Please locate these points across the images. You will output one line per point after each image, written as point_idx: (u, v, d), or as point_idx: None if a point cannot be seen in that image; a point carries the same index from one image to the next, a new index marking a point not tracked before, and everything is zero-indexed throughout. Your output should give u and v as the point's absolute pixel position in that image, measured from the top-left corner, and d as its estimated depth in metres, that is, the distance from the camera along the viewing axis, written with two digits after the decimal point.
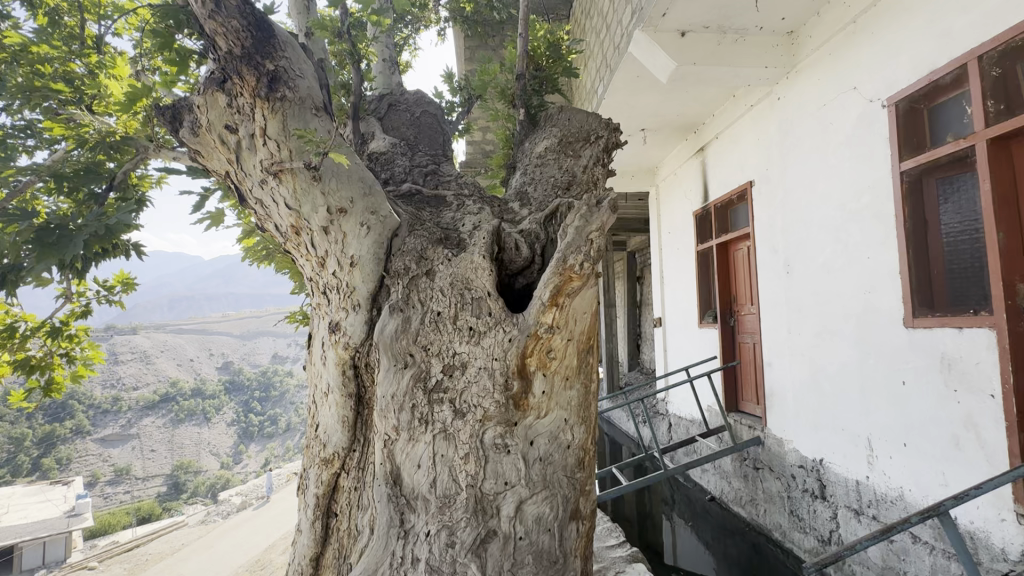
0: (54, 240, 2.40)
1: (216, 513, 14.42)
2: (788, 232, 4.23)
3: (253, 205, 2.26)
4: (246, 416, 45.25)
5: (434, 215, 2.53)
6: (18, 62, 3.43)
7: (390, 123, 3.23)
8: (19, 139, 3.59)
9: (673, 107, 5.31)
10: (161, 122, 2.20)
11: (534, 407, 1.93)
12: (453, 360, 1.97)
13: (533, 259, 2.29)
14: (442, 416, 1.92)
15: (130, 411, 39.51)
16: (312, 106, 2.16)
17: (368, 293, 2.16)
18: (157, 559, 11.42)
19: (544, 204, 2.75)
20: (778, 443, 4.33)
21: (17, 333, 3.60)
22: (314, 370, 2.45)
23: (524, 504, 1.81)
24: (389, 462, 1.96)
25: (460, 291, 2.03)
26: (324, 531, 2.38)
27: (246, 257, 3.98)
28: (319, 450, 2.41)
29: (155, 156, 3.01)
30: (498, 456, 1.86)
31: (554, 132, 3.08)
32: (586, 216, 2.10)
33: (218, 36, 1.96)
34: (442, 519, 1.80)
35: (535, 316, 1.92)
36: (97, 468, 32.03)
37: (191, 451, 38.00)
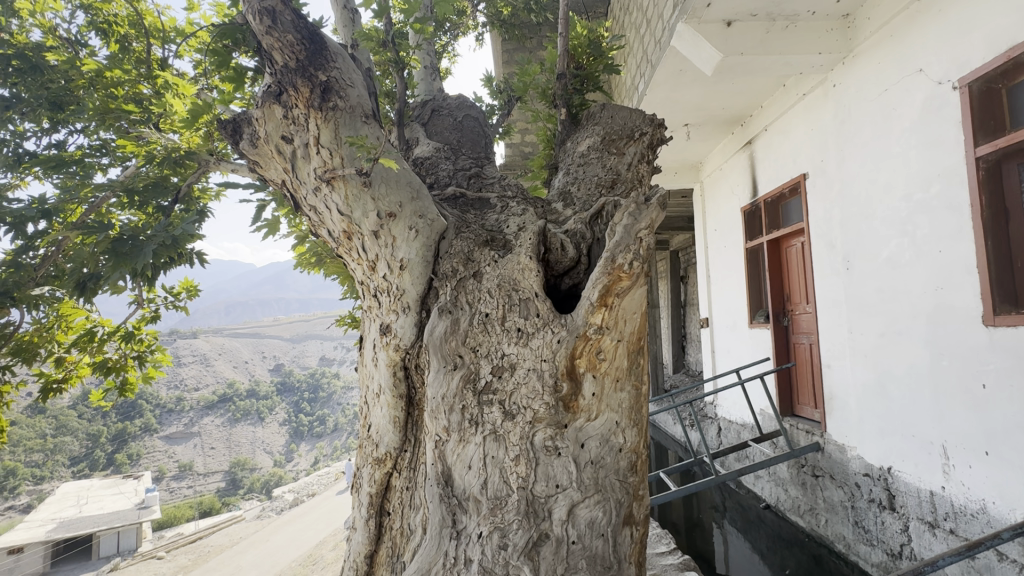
0: (128, 250, 2.61)
1: (271, 508, 15.08)
2: (847, 226, 4.00)
3: (307, 212, 2.34)
4: (297, 416, 47.12)
5: (479, 217, 2.55)
6: (95, 87, 3.72)
7: (434, 128, 3.27)
8: (95, 157, 3.90)
9: (718, 100, 5.14)
10: (223, 136, 2.30)
11: (584, 409, 1.91)
12: (502, 362, 1.97)
13: (580, 260, 2.28)
14: (492, 417, 1.91)
15: (192, 410, 41.97)
16: (362, 114, 2.22)
17: (417, 295, 2.20)
18: (218, 551, 12.06)
19: (588, 204, 2.72)
20: (840, 449, 4.09)
21: (96, 336, 3.89)
22: (366, 372, 2.51)
23: (577, 508, 1.78)
24: (440, 462, 1.96)
25: (508, 293, 2.04)
26: (377, 529, 2.43)
27: (299, 264, 4.15)
28: (372, 449, 2.46)
29: (216, 169, 3.16)
30: (549, 458, 1.84)
31: (597, 131, 3.04)
32: (634, 214, 2.06)
33: (275, 50, 2.06)
34: (493, 520, 1.78)
35: (584, 316, 1.91)
36: (164, 464, 34.22)
37: (247, 448, 39.93)
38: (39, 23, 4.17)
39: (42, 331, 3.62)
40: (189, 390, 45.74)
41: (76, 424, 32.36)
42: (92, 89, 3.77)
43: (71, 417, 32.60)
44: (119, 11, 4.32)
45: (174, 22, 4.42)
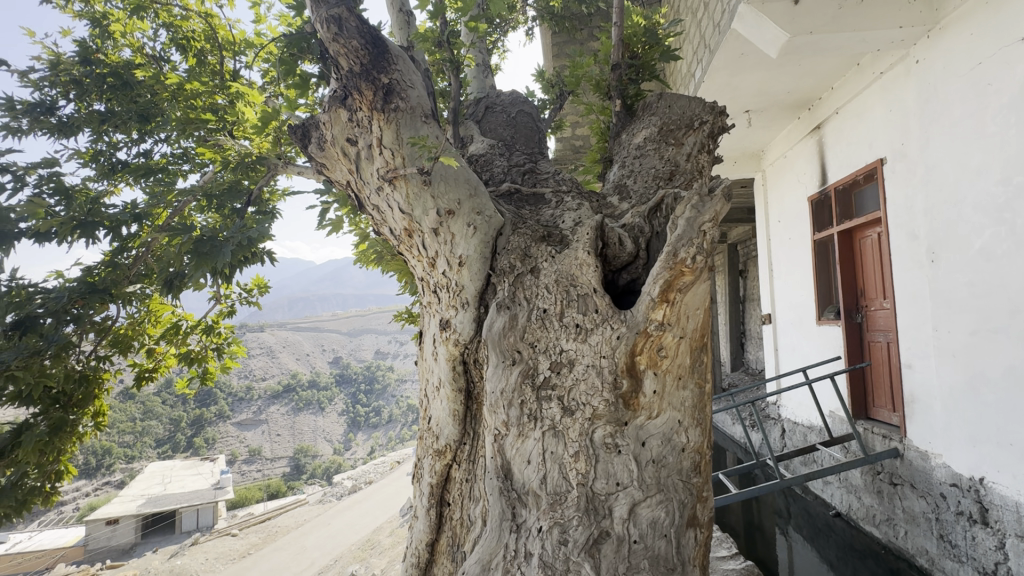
0: (208, 250, 2.86)
1: (332, 493, 15.85)
2: (931, 215, 3.68)
3: (370, 211, 2.41)
4: (354, 406, 49.20)
5: (534, 213, 2.55)
6: (177, 99, 4.05)
7: (488, 125, 3.29)
8: (178, 163, 4.24)
9: (784, 84, 4.85)
10: (294, 140, 2.42)
11: (644, 407, 1.88)
12: (560, 358, 1.96)
13: (638, 255, 2.24)
14: (551, 413, 1.91)
15: (260, 399, 44.82)
16: (422, 114, 2.28)
17: (475, 291, 2.23)
18: (284, 531, 12.83)
19: (645, 197, 2.66)
20: (922, 457, 3.78)
21: (180, 329, 4.29)
22: (426, 365, 2.58)
23: (638, 507, 1.76)
24: (500, 456, 1.98)
25: (565, 288, 2.03)
26: (438, 519, 2.50)
27: (360, 261, 4.31)
28: (432, 441, 2.52)
29: (283, 171, 3.38)
30: (609, 455, 1.82)
31: (654, 121, 2.96)
32: (697, 206, 1.99)
33: (341, 56, 2.16)
34: (553, 516, 1.78)
35: (644, 312, 1.87)
36: (235, 448, 36.80)
37: (309, 436, 42.15)
38: (129, 43, 4.57)
39: (136, 325, 3.99)
40: (257, 380, 48.89)
41: (160, 409, 35.38)
42: (175, 101, 4.08)
43: (157, 403, 35.71)
44: (195, 27, 4.65)
45: (243, 34, 4.72)
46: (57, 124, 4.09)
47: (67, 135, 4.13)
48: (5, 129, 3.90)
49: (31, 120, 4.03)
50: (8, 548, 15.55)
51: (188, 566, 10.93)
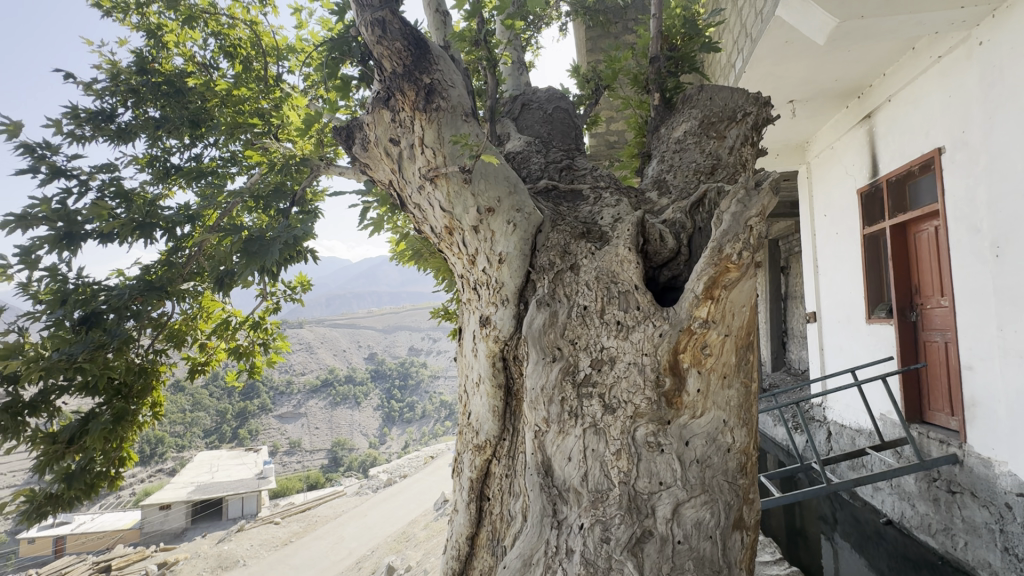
0: (257, 249, 3.01)
1: (368, 486, 16.25)
2: (995, 207, 3.45)
3: (412, 210, 2.46)
4: (388, 401, 50.25)
5: (572, 209, 2.54)
6: (226, 104, 4.24)
7: (525, 122, 3.28)
8: (226, 166, 4.44)
9: (831, 72, 4.65)
10: (338, 141, 2.49)
11: (688, 405, 1.85)
12: (601, 355, 1.95)
13: (679, 251, 2.21)
14: (592, 411, 1.90)
15: (300, 393, 46.38)
16: (462, 113, 2.31)
17: (515, 288, 2.24)
18: (323, 521, 13.24)
19: (685, 192, 2.62)
20: (984, 464, 3.56)
21: (230, 325, 4.51)
22: (465, 362, 2.62)
23: (682, 507, 1.73)
24: (540, 452, 1.99)
25: (606, 285, 2.02)
26: (478, 513, 2.53)
27: (398, 259, 4.41)
28: (472, 436, 2.55)
29: (325, 172, 3.50)
30: (651, 454, 1.80)
31: (695, 114, 2.89)
32: (743, 201, 1.93)
33: (385, 58, 2.20)
34: (595, 513, 1.77)
35: (688, 310, 1.84)
36: (277, 440, 38.24)
37: (346, 430, 43.34)
38: (182, 52, 4.81)
39: (189, 320, 4.20)
40: (297, 375, 50.60)
41: (208, 401, 37.16)
42: (224, 106, 4.26)
43: (205, 395, 37.48)
44: (241, 35, 4.85)
45: (285, 40, 4.90)
46: (116, 131, 4.33)
47: (126, 141, 4.38)
48: (71, 137, 4.17)
49: (94, 128, 4.29)
50: (72, 528, 16.65)
51: (234, 551, 11.43)
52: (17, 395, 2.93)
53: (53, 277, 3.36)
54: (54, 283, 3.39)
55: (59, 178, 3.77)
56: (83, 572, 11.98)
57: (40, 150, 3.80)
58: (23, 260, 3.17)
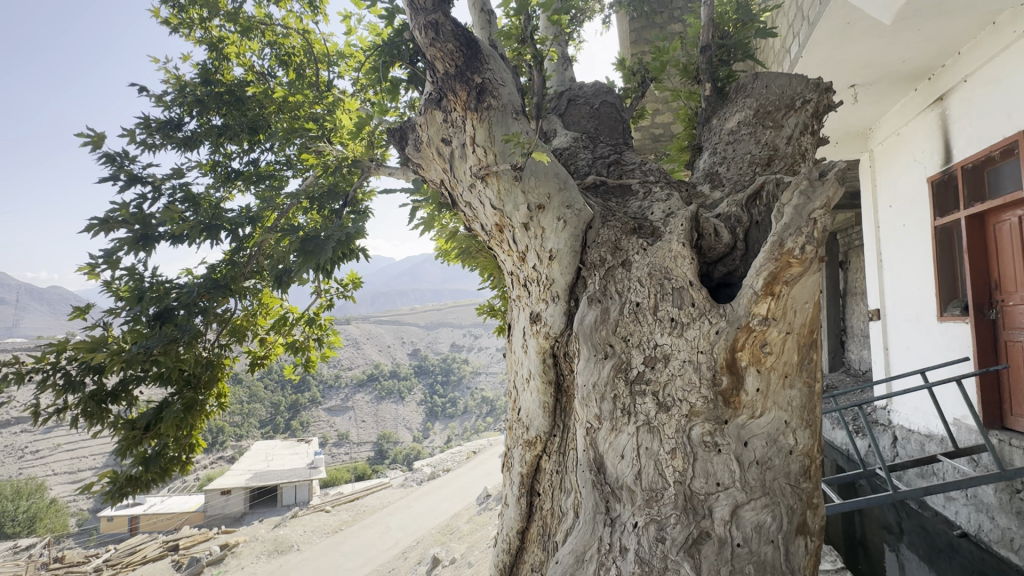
0: (313, 248, 3.16)
1: (413, 479, 16.65)
2: None
3: (462, 208, 2.50)
4: (431, 396, 51.28)
5: (621, 205, 2.50)
6: (283, 111, 4.47)
7: (571, 118, 3.25)
8: (283, 169, 4.66)
9: (899, 53, 4.35)
10: (392, 142, 2.57)
11: (746, 405, 1.79)
12: (655, 352, 1.92)
13: (735, 245, 2.15)
14: (646, 409, 1.88)
15: (347, 387, 48.09)
16: (513, 111, 2.33)
17: (566, 285, 2.24)
18: (371, 510, 13.71)
19: (740, 184, 2.54)
20: None
21: (287, 321, 4.78)
22: (515, 358, 2.64)
23: (741, 509, 1.68)
24: (592, 449, 1.98)
25: (659, 281, 1.98)
26: (528, 508, 2.55)
27: (441, 255, 4.57)
28: (522, 432, 2.57)
29: (375, 172, 3.64)
30: (708, 454, 1.76)
31: (749, 104, 2.78)
32: (807, 192, 1.85)
33: (438, 60, 2.25)
34: (649, 512, 1.75)
35: (747, 306, 1.78)
36: (326, 432, 39.84)
37: (391, 423, 44.60)
38: (241, 62, 5.07)
39: (251, 316, 4.44)
40: (344, 370, 52.49)
41: (263, 393, 39.17)
42: (281, 113, 4.49)
43: (260, 387, 39.53)
44: (295, 43, 5.07)
45: (335, 45, 5.09)
46: (183, 139, 4.63)
47: (192, 148, 4.67)
48: (144, 145, 4.49)
49: (163, 137, 4.60)
50: (146, 509, 18.02)
51: (289, 536, 12.03)
52: (101, 384, 3.19)
53: (131, 276, 3.65)
54: (132, 282, 3.68)
55: (135, 185, 4.07)
56: (155, 549, 12.97)
57: (119, 159, 4.12)
58: (106, 260, 3.46)
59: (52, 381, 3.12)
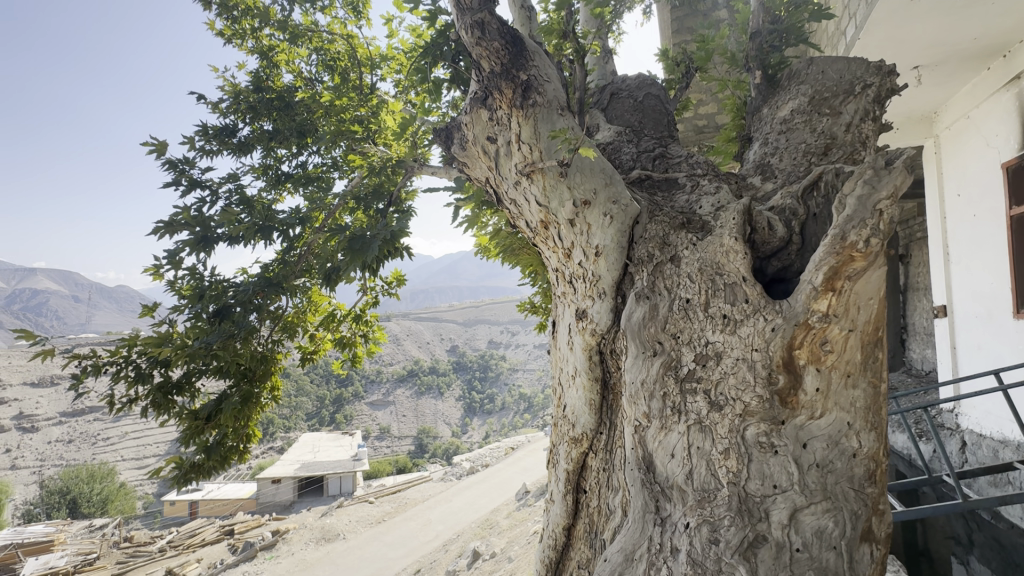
0: (360, 247, 3.26)
1: (453, 472, 16.92)
2: None
3: (507, 205, 2.51)
4: (469, 392, 51.90)
5: (667, 199, 2.46)
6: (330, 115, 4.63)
7: (614, 112, 3.20)
8: (329, 171, 4.82)
9: (969, 31, 4.04)
10: (438, 142, 2.62)
11: (804, 405, 1.73)
12: (706, 350, 1.87)
13: (791, 239, 2.07)
14: (697, 407, 1.83)
15: (389, 382, 49.35)
16: (558, 107, 2.32)
17: (612, 281, 2.22)
18: (413, 502, 14.05)
19: (794, 175, 2.44)
20: None
21: (335, 317, 4.94)
22: (560, 355, 2.64)
23: (800, 514, 1.62)
24: (641, 447, 1.96)
25: (710, 277, 1.93)
26: (574, 505, 2.55)
27: (481, 253, 4.70)
28: (567, 429, 2.57)
29: (418, 172, 3.73)
30: (764, 455, 1.70)
31: (804, 91, 2.66)
32: (871, 182, 1.75)
33: (484, 58, 2.27)
34: (701, 513, 1.71)
35: (805, 302, 1.71)
36: (369, 426, 41.06)
37: (431, 418, 45.47)
38: (290, 69, 5.27)
39: (301, 313, 4.62)
40: (386, 365, 53.89)
41: (310, 387, 40.79)
42: (328, 116, 4.65)
43: (307, 381, 41.18)
44: (340, 48, 5.21)
45: (378, 49, 5.20)
46: (237, 144, 4.87)
47: (246, 153, 4.90)
48: (202, 152, 4.75)
49: (220, 143, 4.85)
50: (204, 494, 19.14)
51: (335, 525, 12.48)
52: (168, 377, 3.40)
53: (193, 275, 3.88)
54: (194, 281, 3.90)
55: (195, 189, 4.32)
56: (213, 532, 13.79)
57: (180, 165, 4.37)
58: (170, 261, 3.69)
59: (125, 373, 3.37)
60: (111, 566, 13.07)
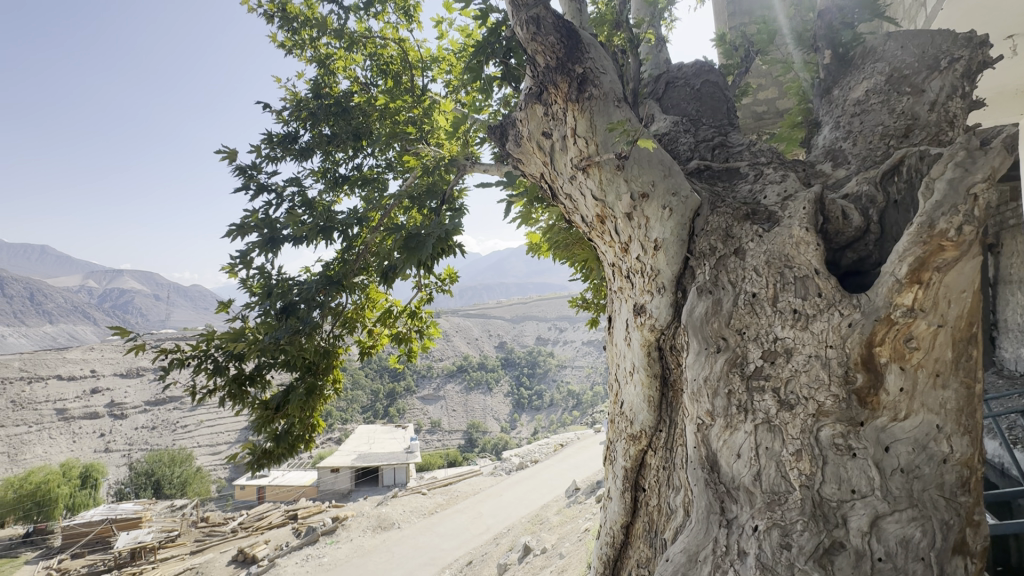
0: (416, 245, 3.36)
1: (502, 467, 17.07)
2: None
3: (562, 200, 2.51)
4: (518, 388, 52.17)
5: (729, 189, 2.36)
6: (385, 118, 4.80)
7: (669, 101, 3.11)
8: (384, 171, 4.98)
9: None
10: (493, 140, 2.65)
11: (886, 406, 1.65)
12: (774, 346, 1.80)
13: (868, 228, 1.95)
14: (765, 406, 1.76)
15: (439, 377, 50.46)
16: (614, 99, 2.29)
17: (672, 276, 2.16)
18: (464, 495, 14.31)
19: (869, 161, 2.29)
20: None
21: (392, 313, 5.09)
22: (616, 351, 2.61)
23: (882, 521, 1.54)
24: (704, 446, 1.90)
25: (778, 270, 1.88)
26: (633, 503, 2.52)
27: (533, 251, 4.73)
28: (625, 425, 2.54)
29: (470, 170, 3.79)
30: (841, 458, 1.63)
31: (880, 69, 2.49)
32: (963, 164, 1.61)
33: (538, 53, 2.29)
34: (771, 516, 1.64)
35: (887, 296, 1.63)
36: (420, 419, 42.20)
37: (480, 413, 46.11)
38: (347, 75, 5.47)
39: (360, 309, 4.80)
40: (436, 360, 55.17)
41: (365, 381, 42.43)
42: (383, 119, 4.81)
43: (362, 376, 42.83)
44: (392, 52, 5.34)
45: (428, 50, 5.30)
46: (299, 150, 5.12)
47: (306, 158, 5.14)
48: (268, 158, 5.03)
49: (283, 149, 5.11)
50: (271, 480, 20.37)
51: (391, 514, 12.92)
52: (241, 369, 3.64)
53: (262, 274, 4.13)
54: (263, 279, 4.16)
55: (262, 193, 4.58)
56: (279, 516, 14.66)
57: (248, 171, 4.66)
58: (242, 261, 3.94)
59: (205, 365, 3.63)
60: (190, 543, 14.21)
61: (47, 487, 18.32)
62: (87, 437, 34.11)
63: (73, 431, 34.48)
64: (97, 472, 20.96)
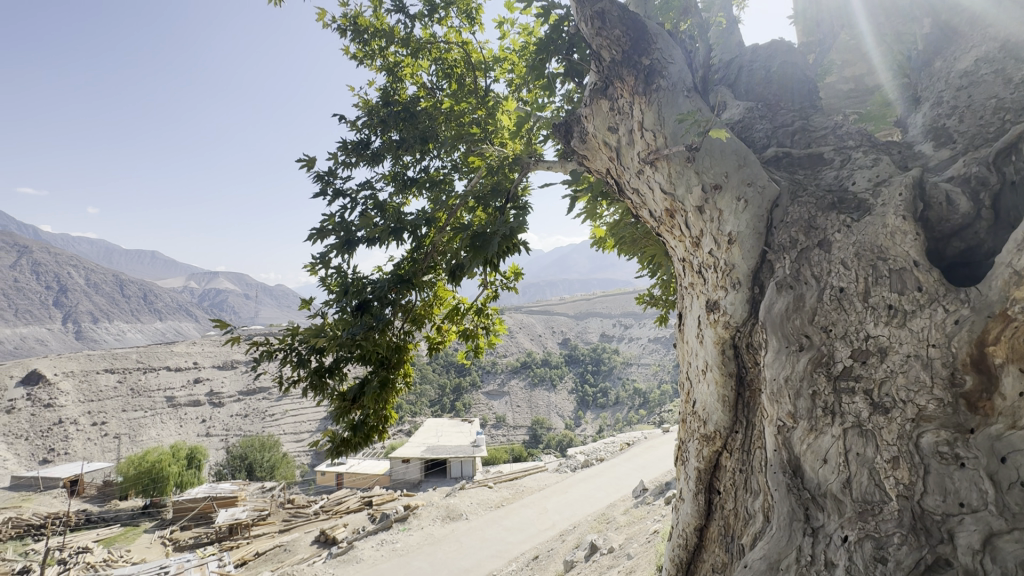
0: (482, 243, 3.44)
1: (567, 464, 17.01)
2: None
3: (630, 195, 2.49)
4: (582, 385, 51.68)
5: (812, 176, 2.22)
6: (451, 121, 4.99)
7: (742, 86, 2.96)
8: (450, 173, 5.12)
9: None
10: (558, 136, 2.67)
11: (1001, 412, 1.51)
12: (867, 345, 1.69)
13: (980, 213, 1.79)
14: (856, 409, 1.67)
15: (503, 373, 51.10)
16: (683, 88, 2.23)
17: (748, 270, 2.05)
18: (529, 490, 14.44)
19: (979, 139, 2.07)
20: None
21: (459, 310, 5.25)
22: (688, 348, 2.54)
23: (996, 538, 1.41)
24: (785, 450, 1.81)
25: (870, 262, 1.75)
26: (706, 505, 2.43)
27: (598, 246, 4.69)
28: (698, 425, 2.45)
29: (534, 168, 3.82)
30: (946, 468, 1.51)
31: (992, 36, 2.23)
32: None
33: (604, 48, 2.33)
34: (863, 526, 1.55)
35: (1002, 290, 1.49)
36: (485, 414, 43.01)
37: (544, 409, 46.21)
38: (413, 81, 5.66)
39: (429, 306, 4.98)
40: (499, 356, 55.93)
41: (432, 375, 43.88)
42: (449, 122, 4.98)
43: (429, 370, 44.31)
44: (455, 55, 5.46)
45: (491, 51, 5.37)
46: (370, 155, 5.39)
47: (378, 163, 5.41)
48: (343, 165, 5.35)
49: (357, 155, 5.41)
50: (348, 467, 21.63)
51: (459, 504, 13.29)
52: (321, 362, 3.92)
53: (340, 273, 4.41)
54: (340, 278, 4.43)
55: (338, 198, 4.88)
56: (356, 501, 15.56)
57: (326, 177, 4.98)
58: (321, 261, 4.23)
59: (290, 357, 3.95)
60: (279, 522, 15.44)
61: (160, 465, 20.62)
62: (191, 422, 37.99)
63: (180, 416, 38.52)
64: (200, 453, 23.30)
